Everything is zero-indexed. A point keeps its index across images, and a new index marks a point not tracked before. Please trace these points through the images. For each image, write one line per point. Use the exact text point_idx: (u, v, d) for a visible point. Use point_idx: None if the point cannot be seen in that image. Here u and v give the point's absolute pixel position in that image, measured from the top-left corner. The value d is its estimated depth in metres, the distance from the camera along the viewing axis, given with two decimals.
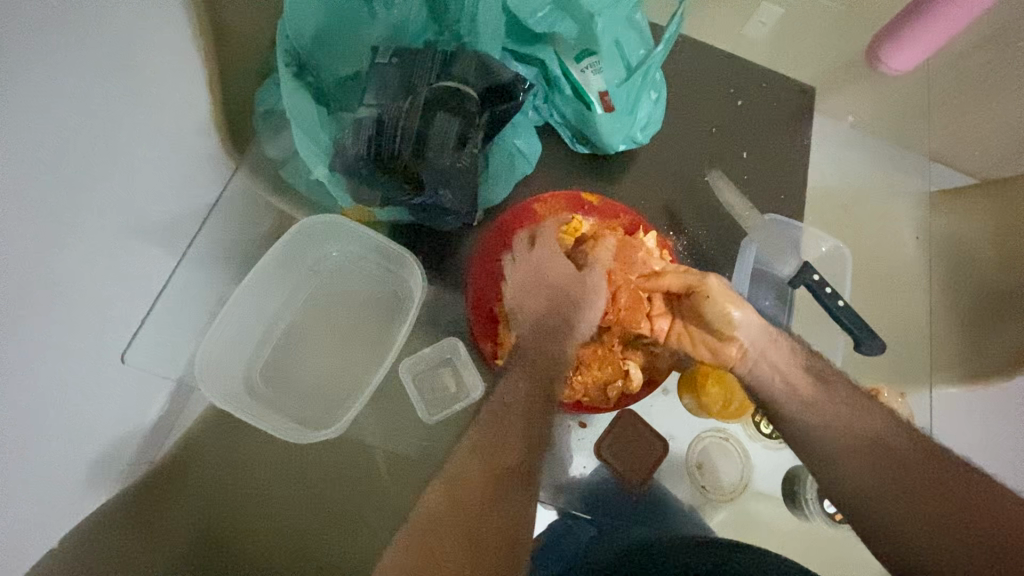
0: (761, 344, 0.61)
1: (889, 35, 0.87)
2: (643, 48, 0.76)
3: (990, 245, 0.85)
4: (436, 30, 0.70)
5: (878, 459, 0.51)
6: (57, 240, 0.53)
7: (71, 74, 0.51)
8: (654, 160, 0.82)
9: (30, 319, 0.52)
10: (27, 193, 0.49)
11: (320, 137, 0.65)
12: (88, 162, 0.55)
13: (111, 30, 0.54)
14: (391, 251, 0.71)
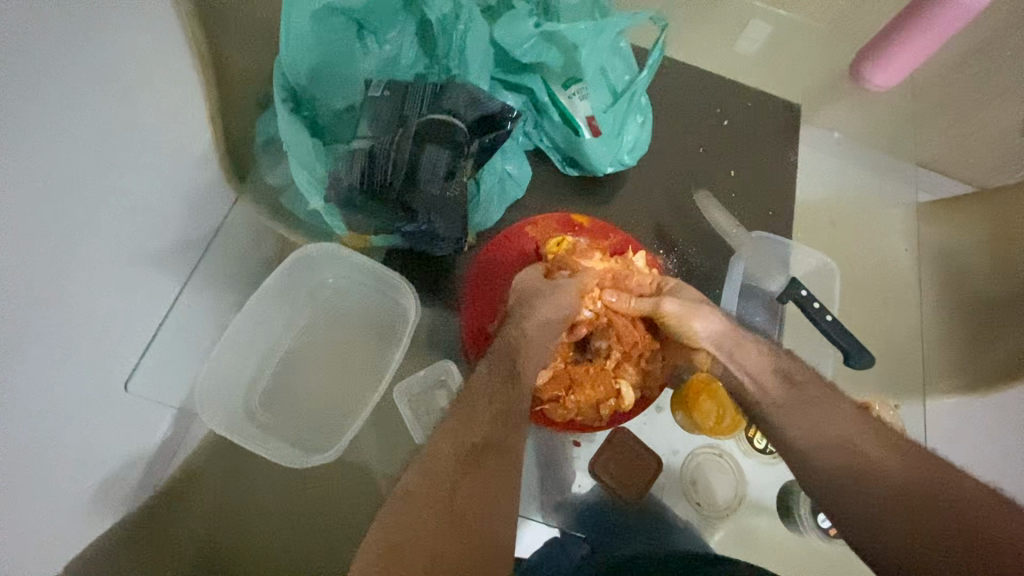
0: (729, 348, 0.64)
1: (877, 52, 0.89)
2: (628, 74, 0.79)
3: (982, 252, 0.87)
4: (428, 63, 0.73)
5: (848, 455, 0.52)
6: (63, 268, 0.56)
7: (78, 108, 0.53)
8: (644, 180, 0.84)
9: (38, 345, 0.54)
10: (36, 223, 0.51)
11: (315, 168, 0.68)
12: (93, 192, 0.57)
13: (117, 66, 0.57)
14: (384, 277, 0.73)
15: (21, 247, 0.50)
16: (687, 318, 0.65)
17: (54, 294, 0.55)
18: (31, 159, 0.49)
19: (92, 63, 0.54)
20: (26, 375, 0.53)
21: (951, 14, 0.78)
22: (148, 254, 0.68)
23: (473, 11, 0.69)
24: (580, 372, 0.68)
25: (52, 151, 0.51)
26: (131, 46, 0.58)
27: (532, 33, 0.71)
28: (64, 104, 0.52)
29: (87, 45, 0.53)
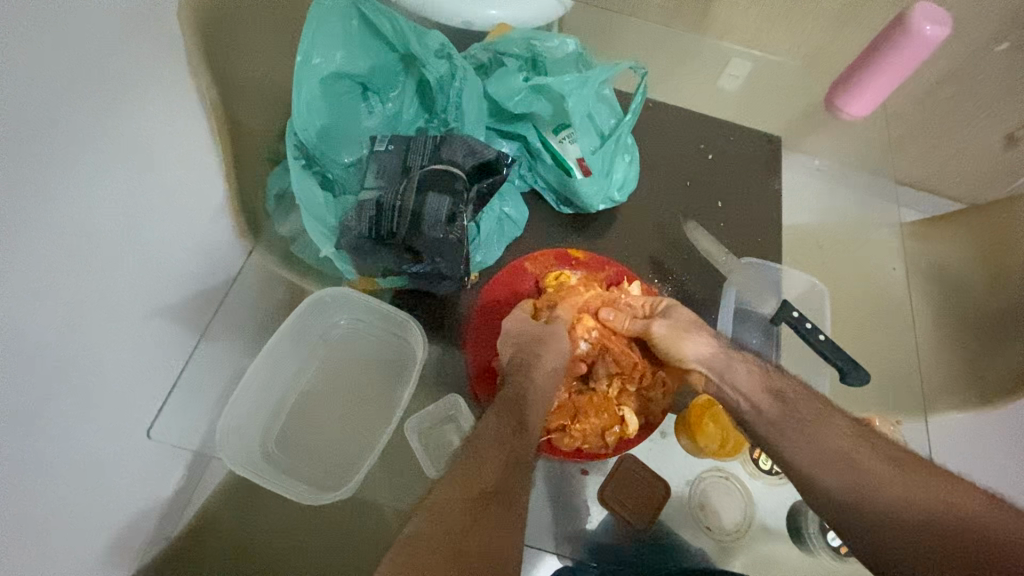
0: (719, 366, 0.69)
1: (861, 69, 0.93)
2: (613, 118, 0.85)
3: (978, 269, 0.93)
4: (428, 118, 0.80)
5: (845, 468, 0.56)
6: (82, 319, 0.61)
7: (96, 177, 0.60)
8: (635, 214, 0.88)
9: (54, 391, 0.59)
10: (58, 279, 0.57)
11: (327, 218, 0.74)
12: (110, 250, 0.63)
13: (130, 137, 0.64)
14: (391, 315, 0.77)
15: (45, 302, 0.56)
16: (677, 340, 0.70)
17: (73, 344, 0.60)
18: (59, 222, 0.56)
19: (109, 137, 0.61)
20: (40, 418, 0.58)
21: (913, 47, 0.85)
22: (161, 304, 0.73)
23: (468, 71, 0.77)
24: (584, 401, 0.71)
25: (74, 213, 0.58)
26: (143, 119, 0.65)
27: (522, 86, 0.78)
28: (85, 173, 0.58)
29: (104, 120, 0.60)
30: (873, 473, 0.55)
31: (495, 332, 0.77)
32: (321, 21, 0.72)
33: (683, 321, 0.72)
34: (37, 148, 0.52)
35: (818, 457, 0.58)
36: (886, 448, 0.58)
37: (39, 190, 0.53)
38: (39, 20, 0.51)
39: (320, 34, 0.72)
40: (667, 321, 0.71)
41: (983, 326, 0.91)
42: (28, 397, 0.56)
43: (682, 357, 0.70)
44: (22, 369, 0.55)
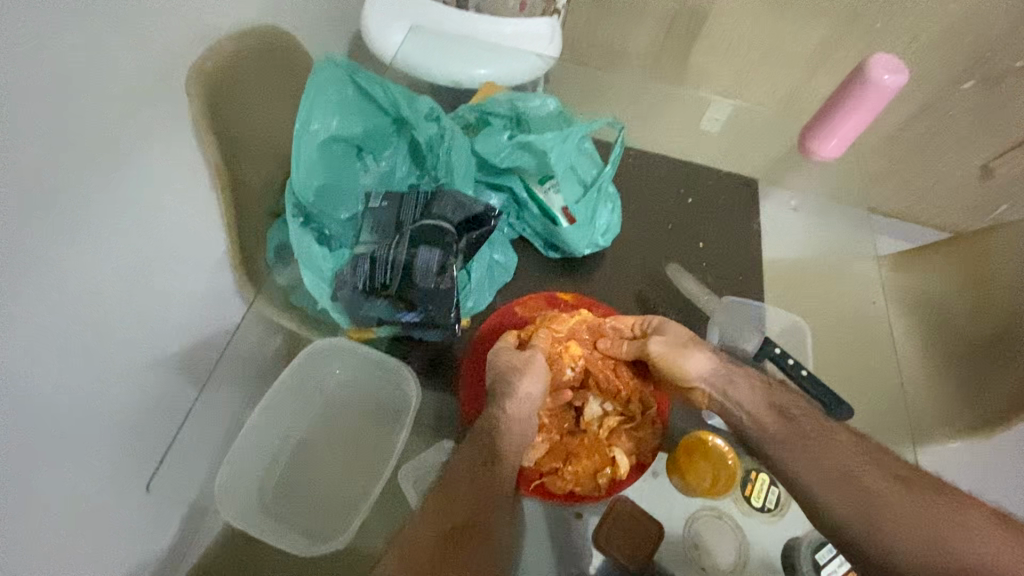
0: (723, 385, 0.76)
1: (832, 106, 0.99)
2: (595, 168, 0.90)
3: (962, 297, 1.00)
4: (419, 174, 0.85)
5: (852, 488, 0.65)
6: (67, 370, 0.66)
7: (91, 240, 0.66)
8: (620, 258, 0.92)
9: (36, 436, 0.64)
10: (45, 332, 0.62)
11: (324, 271, 0.78)
12: (100, 305, 0.69)
13: (126, 202, 0.71)
14: (385, 363, 0.79)
15: (27, 356, 0.61)
16: (679, 359, 0.76)
17: (56, 393, 0.65)
18: (46, 282, 0.62)
19: (105, 202, 0.68)
20: (16, 462, 0.62)
21: (876, 94, 0.93)
22: (149, 352, 0.78)
23: (454, 132, 0.82)
24: (575, 444, 0.75)
25: (63, 273, 0.63)
26: (139, 185, 0.72)
27: (506, 143, 0.83)
28: (76, 235, 0.64)
29: (101, 188, 0.67)
30: (880, 494, 0.64)
31: (483, 370, 0.80)
32: (317, 90, 0.78)
33: (677, 339, 0.77)
34: (30, 217, 0.59)
35: (821, 474, 0.67)
36: (889, 464, 0.68)
37: (23, 252, 0.59)
38: (35, 105, 0.58)
39: (317, 102, 0.78)
40: (663, 339, 0.76)
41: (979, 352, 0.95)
42: (6, 442, 0.60)
43: (686, 375, 0.76)
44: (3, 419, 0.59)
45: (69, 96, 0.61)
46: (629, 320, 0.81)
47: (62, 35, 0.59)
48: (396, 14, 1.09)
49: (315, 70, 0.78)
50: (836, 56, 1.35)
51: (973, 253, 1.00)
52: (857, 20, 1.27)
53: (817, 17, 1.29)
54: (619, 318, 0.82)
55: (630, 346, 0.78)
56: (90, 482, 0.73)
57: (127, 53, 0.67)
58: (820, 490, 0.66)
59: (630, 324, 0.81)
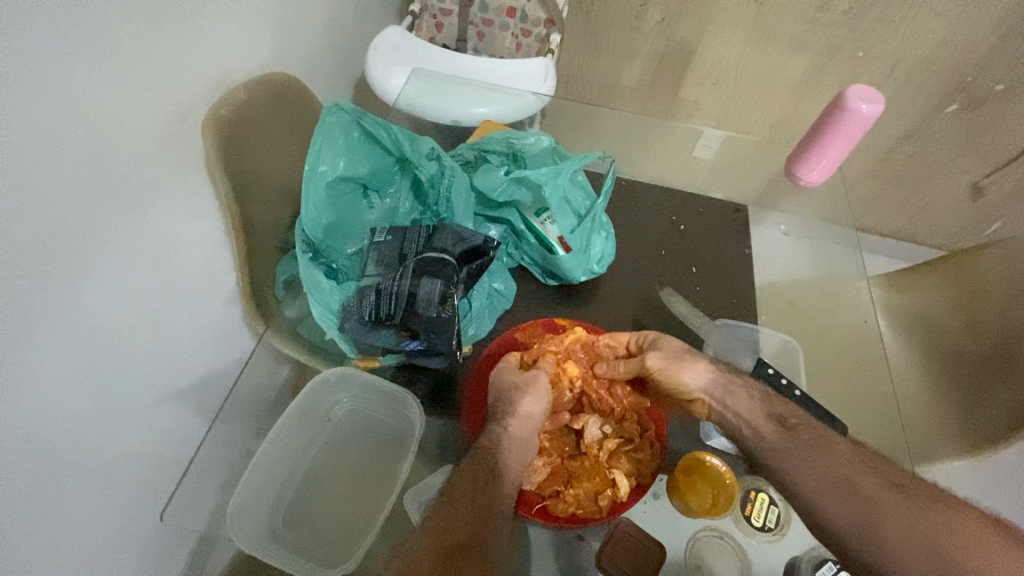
0: (721, 394, 0.78)
1: (812, 137, 1.04)
2: (588, 200, 0.94)
3: (954, 316, 1.04)
4: (421, 210, 0.90)
5: (854, 497, 0.67)
6: (89, 400, 0.69)
7: (111, 277, 0.70)
8: (616, 283, 0.96)
9: (52, 468, 0.66)
10: (71, 362, 0.66)
11: (331, 303, 0.81)
12: (117, 339, 0.72)
13: (145, 241, 0.75)
14: (390, 392, 0.82)
15: (47, 389, 0.64)
16: (676, 369, 0.80)
17: (72, 425, 0.68)
18: (70, 316, 0.65)
19: (124, 241, 0.72)
20: (39, 488, 0.65)
21: (853, 124, 0.97)
22: (160, 385, 0.81)
23: (455, 170, 0.88)
24: (576, 466, 0.76)
25: (84, 309, 0.67)
26: (156, 224, 0.76)
27: (503, 179, 0.88)
28: (97, 272, 0.68)
29: (122, 229, 0.71)
30: (884, 501, 0.66)
31: (485, 392, 0.83)
32: (324, 135, 0.83)
33: (673, 353, 0.81)
34: (57, 257, 0.63)
35: (823, 478, 0.68)
36: (888, 472, 0.69)
37: (55, 287, 0.63)
38: (75, 153, 0.63)
39: (325, 145, 0.84)
40: (658, 353, 0.80)
41: (974, 370, 0.97)
42: (33, 468, 0.63)
43: (683, 385, 0.80)
44: (23, 448, 0.62)
45: (103, 143, 0.66)
46: (625, 339, 0.85)
47: (94, 90, 0.64)
48: (399, 60, 1.17)
49: (323, 116, 0.83)
50: (820, 86, 1.41)
51: (959, 273, 1.04)
52: (838, 52, 1.34)
53: (800, 50, 1.36)
54: (615, 335, 0.86)
55: (629, 365, 0.80)
56: (98, 513, 0.74)
57: (151, 103, 0.72)
58: (819, 497, 0.68)
59: (625, 344, 0.85)
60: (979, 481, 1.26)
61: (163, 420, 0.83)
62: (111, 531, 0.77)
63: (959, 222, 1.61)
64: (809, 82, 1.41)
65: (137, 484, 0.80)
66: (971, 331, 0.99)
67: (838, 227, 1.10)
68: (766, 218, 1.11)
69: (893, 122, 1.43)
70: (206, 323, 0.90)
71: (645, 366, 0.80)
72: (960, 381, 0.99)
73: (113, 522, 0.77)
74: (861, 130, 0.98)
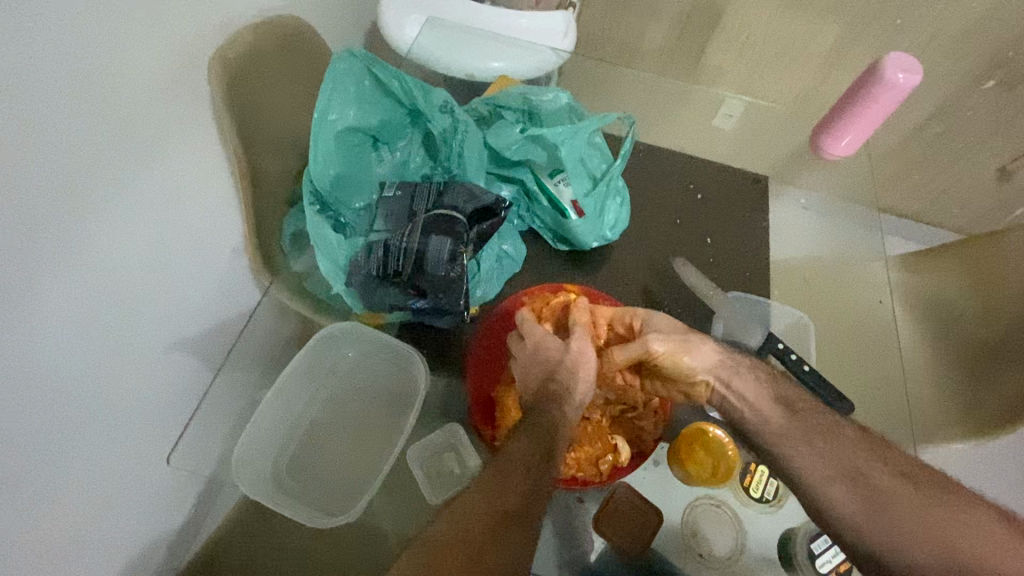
0: (727, 377, 0.75)
1: (841, 108, 0.99)
2: (605, 163, 0.90)
3: (970, 301, 1.02)
4: (433, 165, 0.87)
5: (857, 483, 0.65)
6: (91, 347, 0.69)
7: (114, 224, 0.69)
8: (628, 252, 0.94)
9: (60, 411, 0.67)
10: (74, 309, 0.65)
11: (338, 257, 0.80)
12: (122, 288, 0.72)
13: (149, 189, 0.73)
14: (397, 349, 0.81)
15: (52, 334, 0.63)
16: (680, 353, 0.75)
17: (79, 372, 0.68)
18: (70, 262, 0.64)
19: (127, 187, 0.70)
20: (43, 432, 0.65)
21: (888, 94, 0.92)
22: (167, 335, 0.81)
23: (468, 124, 0.84)
24: (579, 431, 0.76)
25: (88, 255, 0.66)
26: (161, 172, 0.75)
27: (518, 137, 0.85)
28: (98, 218, 0.67)
29: (124, 175, 0.69)
30: (888, 489, 0.64)
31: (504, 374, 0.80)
32: (335, 82, 0.80)
33: (672, 331, 0.77)
34: (58, 200, 0.61)
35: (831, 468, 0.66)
36: (897, 459, 0.68)
37: (50, 233, 0.61)
38: (73, 92, 0.60)
39: (336, 93, 0.80)
40: (659, 334, 0.75)
41: (987, 357, 0.95)
42: (37, 412, 0.64)
43: (689, 368, 0.75)
44: (24, 393, 0.61)
45: (101, 83, 0.63)
46: (610, 311, 0.81)
47: (93, 25, 0.61)
48: (410, 7, 1.10)
49: (334, 62, 0.79)
50: (852, 55, 1.34)
51: (985, 258, 1.00)
52: (874, 20, 1.26)
53: (836, 14, 1.28)
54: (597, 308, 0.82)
55: (632, 352, 0.74)
56: (109, 456, 0.76)
57: (153, 41, 0.69)
58: (829, 487, 0.66)
59: (611, 318, 0.81)
60: (978, 465, 1.26)
61: (170, 368, 0.84)
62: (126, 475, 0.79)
63: (982, 205, 1.57)
64: (842, 50, 1.34)
65: (144, 429, 0.81)
66: (986, 318, 0.97)
67: (857, 206, 1.08)
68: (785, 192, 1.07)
69: (927, 97, 1.36)
70: (213, 275, 0.89)
71: (650, 351, 0.74)
72: (977, 373, 0.97)
73: (124, 466, 0.79)
74: (895, 102, 0.94)
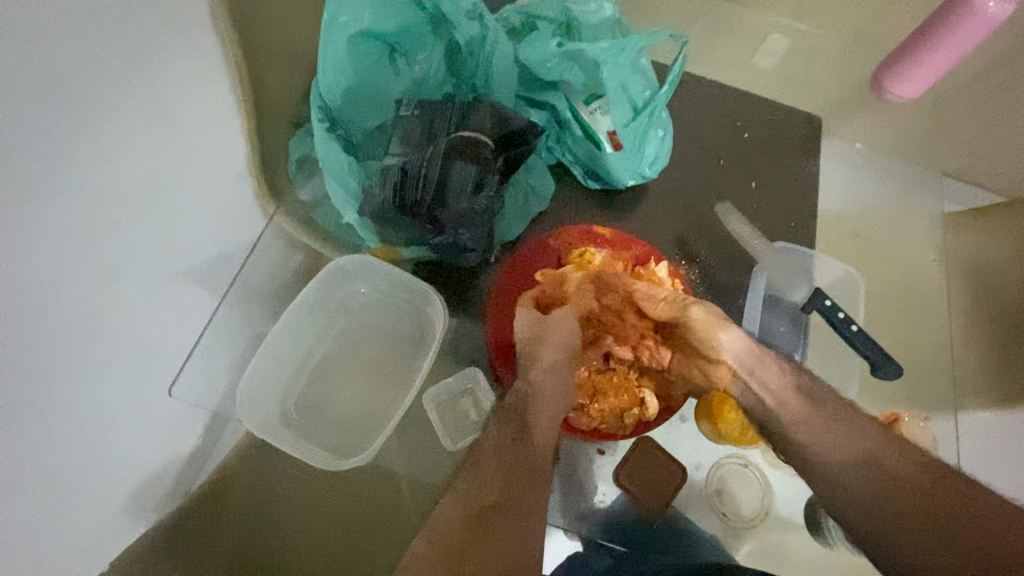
0: (750, 362, 0.65)
1: (911, 41, 0.84)
2: (648, 90, 0.79)
3: None
4: (454, 83, 0.77)
5: (868, 465, 0.55)
6: (86, 281, 0.60)
7: (106, 132, 0.58)
8: (665, 193, 0.86)
9: (60, 348, 0.59)
10: (55, 235, 0.55)
11: (349, 183, 0.72)
12: (120, 212, 0.62)
13: (149, 95, 0.62)
14: (413, 287, 0.76)
15: (41, 262, 0.55)
16: (712, 329, 0.67)
17: (80, 305, 0.60)
18: (46, 179, 0.53)
19: (121, 88, 0.59)
20: (29, 380, 0.56)
21: (971, 24, 0.77)
22: (183, 268, 0.73)
23: (498, 34, 0.74)
24: (605, 381, 0.71)
25: (76, 167, 0.56)
26: (157, 74, 0.62)
27: (555, 52, 0.74)
28: (83, 121, 0.56)
29: (114, 73, 0.58)
30: (904, 475, 0.54)
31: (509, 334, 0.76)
32: None
33: (714, 309, 0.69)
34: (28, 91, 0.50)
35: (841, 452, 0.57)
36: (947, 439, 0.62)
37: (19, 138, 0.50)
38: None
39: None
40: (701, 305, 0.69)
41: None
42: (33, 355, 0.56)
43: (715, 344, 0.67)
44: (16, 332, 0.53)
45: None
46: (666, 290, 0.72)
47: None
48: None
49: None
50: None
51: None
52: None
53: None
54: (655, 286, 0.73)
55: (666, 307, 0.70)
56: (134, 398, 0.70)
57: None
58: (838, 468, 0.56)
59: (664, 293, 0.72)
60: None
61: None
62: (156, 418, 0.74)
63: None
64: None
65: None
66: None
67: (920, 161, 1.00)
68: (830, 137, 0.98)
69: None
70: None
71: (686, 316, 0.69)
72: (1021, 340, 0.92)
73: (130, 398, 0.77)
74: (980, 34, 0.78)
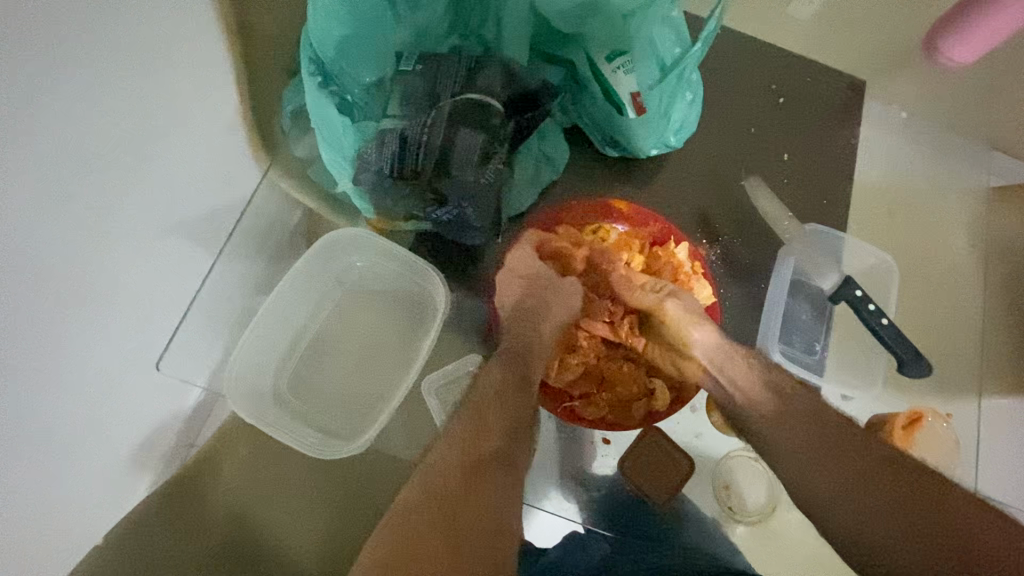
0: (720, 359, 0.62)
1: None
2: (679, 47, 0.70)
3: None
4: (461, 34, 0.70)
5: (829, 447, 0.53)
6: (66, 251, 0.54)
7: (91, 86, 0.51)
8: (689, 164, 0.80)
9: (46, 323, 0.54)
10: (36, 202, 0.49)
11: (345, 146, 0.66)
12: (104, 172, 0.55)
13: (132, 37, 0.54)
14: (407, 260, 0.73)
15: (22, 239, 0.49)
16: (685, 325, 0.64)
17: (68, 274, 0.55)
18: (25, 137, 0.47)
19: (105, 34, 0.51)
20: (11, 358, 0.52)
21: None
22: (169, 234, 0.67)
23: None
24: (610, 368, 0.70)
25: (58, 131, 0.49)
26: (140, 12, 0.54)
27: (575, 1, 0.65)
28: (72, 72, 0.49)
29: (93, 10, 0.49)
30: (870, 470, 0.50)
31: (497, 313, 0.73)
32: None
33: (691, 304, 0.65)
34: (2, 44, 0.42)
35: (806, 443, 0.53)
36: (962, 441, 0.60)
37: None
38: None
39: None
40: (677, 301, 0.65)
41: None
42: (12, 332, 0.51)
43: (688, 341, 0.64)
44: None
45: None
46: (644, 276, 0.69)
47: None
48: None
49: None
50: None
51: None
52: None
53: None
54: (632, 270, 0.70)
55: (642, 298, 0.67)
56: (120, 369, 0.66)
57: None
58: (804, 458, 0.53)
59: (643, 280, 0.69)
60: None
61: None
62: (146, 385, 0.71)
63: None
64: None
65: None
66: None
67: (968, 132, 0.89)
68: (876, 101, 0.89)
69: None
70: None
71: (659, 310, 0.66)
72: None
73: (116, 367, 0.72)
74: None
